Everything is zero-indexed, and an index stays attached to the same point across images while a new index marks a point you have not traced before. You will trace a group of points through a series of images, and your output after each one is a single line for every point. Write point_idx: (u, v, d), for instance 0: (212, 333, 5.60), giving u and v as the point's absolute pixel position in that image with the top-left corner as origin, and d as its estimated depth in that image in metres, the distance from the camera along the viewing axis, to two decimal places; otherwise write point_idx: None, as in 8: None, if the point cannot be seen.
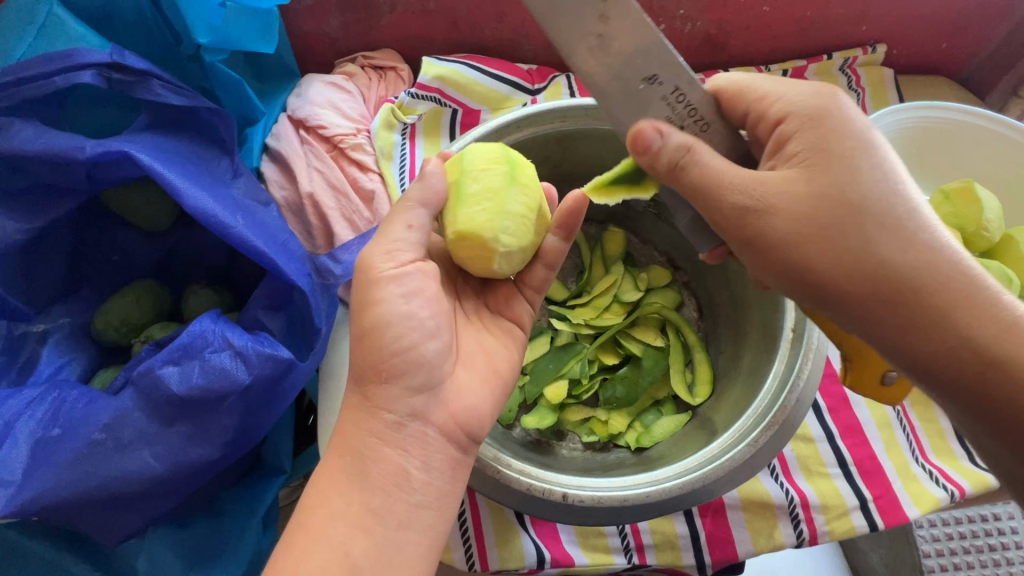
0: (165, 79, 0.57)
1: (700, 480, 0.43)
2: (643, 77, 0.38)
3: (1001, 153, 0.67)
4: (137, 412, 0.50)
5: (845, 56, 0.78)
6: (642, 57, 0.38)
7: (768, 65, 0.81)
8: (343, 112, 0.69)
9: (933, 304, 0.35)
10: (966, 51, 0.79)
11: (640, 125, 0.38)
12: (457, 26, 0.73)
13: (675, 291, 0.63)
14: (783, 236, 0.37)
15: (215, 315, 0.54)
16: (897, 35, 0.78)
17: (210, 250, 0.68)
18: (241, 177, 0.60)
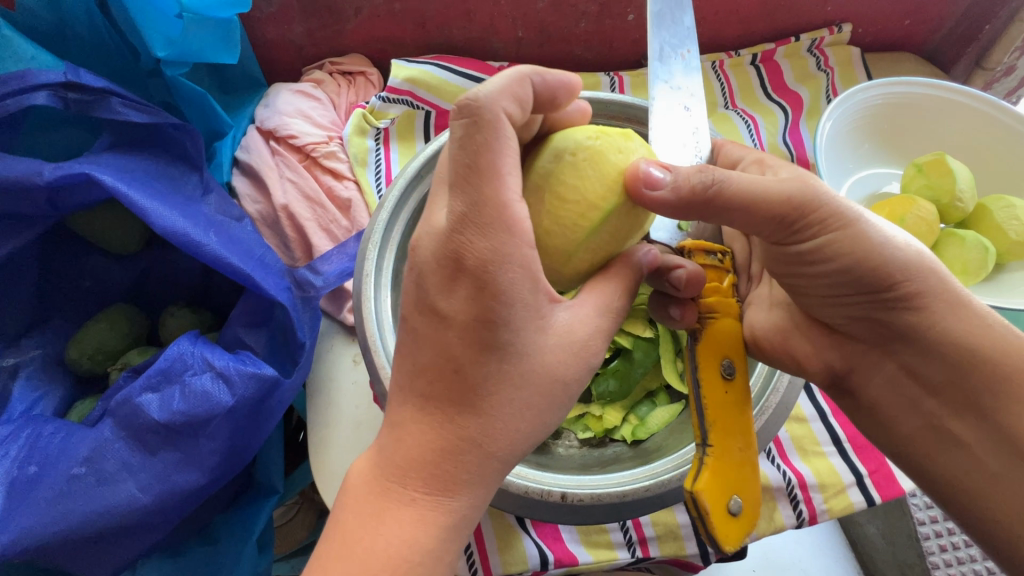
0: (125, 97, 0.54)
1: None
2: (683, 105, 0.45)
3: (972, 125, 0.68)
4: (118, 442, 0.48)
5: (812, 37, 0.79)
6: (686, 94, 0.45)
7: (738, 50, 0.81)
8: (313, 120, 0.67)
9: (942, 308, 0.39)
10: (928, 27, 0.81)
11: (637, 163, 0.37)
12: (425, 27, 0.72)
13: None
14: (845, 228, 0.38)
15: (195, 337, 0.53)
16: (860, 13, 0.79)
17: (186, 269, 0.66)
18: (213, 193, 0.58)
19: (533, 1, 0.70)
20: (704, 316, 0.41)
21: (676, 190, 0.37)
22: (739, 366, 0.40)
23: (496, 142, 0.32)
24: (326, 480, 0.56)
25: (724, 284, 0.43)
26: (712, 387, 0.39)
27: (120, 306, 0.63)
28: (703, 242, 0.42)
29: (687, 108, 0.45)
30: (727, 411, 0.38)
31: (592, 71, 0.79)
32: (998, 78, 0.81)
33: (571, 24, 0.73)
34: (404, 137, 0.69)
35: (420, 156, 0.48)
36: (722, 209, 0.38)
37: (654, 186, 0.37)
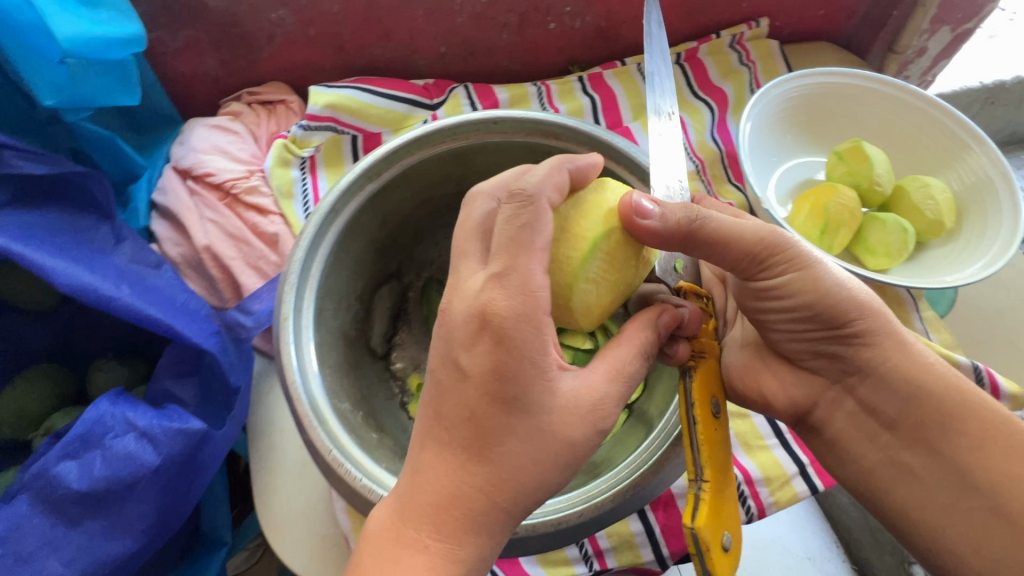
0: (19, 148, 0.51)
1: (631, 487, 0.42)
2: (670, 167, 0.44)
3: (887, 113, 0.71)
4: (36, 518, 0.45)
5: (733, 33, 0.80)
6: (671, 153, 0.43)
7: None
8: (231, 154, 0.65)
9: (896, 352, 0.41)
10: (841, 15, 0.83)
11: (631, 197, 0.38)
12: (344, 50, 0.70)
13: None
14: (812, 265, 0.40)
15: (116, 396, 0.50)
16: (776, 7, 0.81)
17: (112, 320, 0.63)
18: (126, 241, 0.56)
19: (452, 17, 0.69)
20: (694, 353, 0.41)
21: (665, 224, 0.38)
22: (724, 404, 0.40)
23: (538, 221, 0.35)
24: (273, 527, 0.54)
25: (708, 325, 0.44)
26: (708, 424, 0.38)
27: (37, 368, 0.60)
28: (696, 284, 0.44)
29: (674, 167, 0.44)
30: (719, 448, 0.38)
31: (521, 80, 0.79)
32: (912, 60, 0.84)
33: (492, 36, 0.73)
34: (331, 163, 0.68)
35: (335, 188, 0.47)
36: (701, 248, 0.39)
37: (643, 217, 0.38)
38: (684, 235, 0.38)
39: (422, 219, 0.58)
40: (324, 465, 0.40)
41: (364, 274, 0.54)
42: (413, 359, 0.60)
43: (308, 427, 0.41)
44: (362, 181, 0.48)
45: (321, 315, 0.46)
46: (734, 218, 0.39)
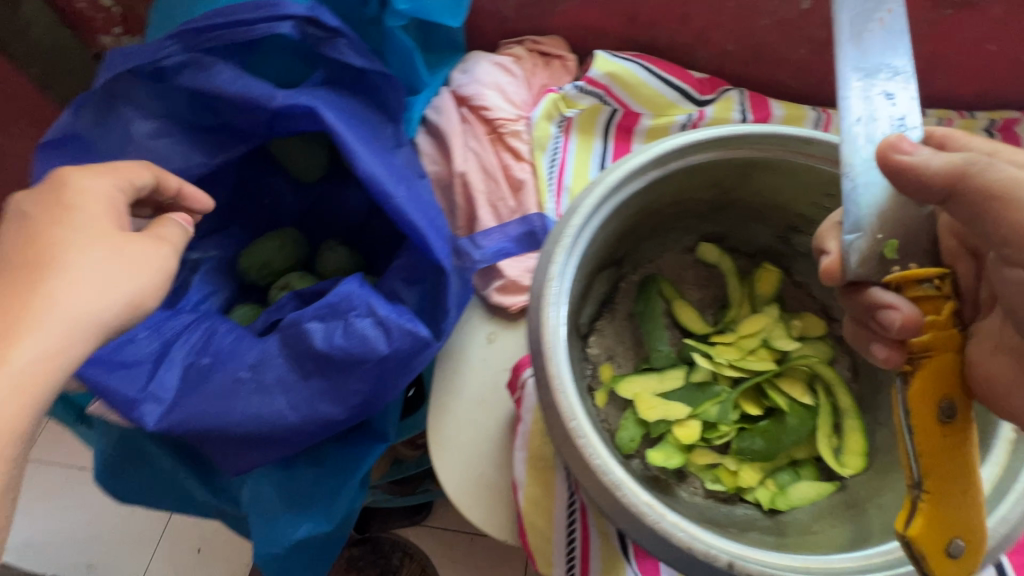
0: (350, 40, 0.58)
1: None
2: (886, 91, 0.41)
3: None
4: (279, 358, 0.53)
5: (994, 117, 0.69)
6: (884, 68, 0.41)
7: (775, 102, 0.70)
8: (508, 96, 0.66)
9: None
10: None
11: (895, 136, 0.37)
12: (635, 23, 0.70)
13: (830, 344, 0.56)
14: None
15: (53, 141, 0.52)
16: None
17: (349, 209, 0.72)
18: (403, 148, 0.59)
19: (757, 17, 0.67)
20: (914, 357, 0.38)
21: (923, 164, 0.36)
22: (962, 409, 0.37)
23: (1004, 173, 0.34)
24: (442, 451, 0.58)
25: (944, 314, 0.38)
26: (928, 431, 0.36)
27: (262, 221, 0.71)
28: (914, 271, 0.38)
29: (889, 94, 0.40)
30: (945, 455, 0.36)
31: (792, 99, 0.73)
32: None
33: (787, 48, 0.69)
34: (584, 130, 0.68)
35: (626, 165, 0.47)
36: (973, 210, 0.36)
37: (904, 152, 0.37)
38: (945, 189, 0.36)
39: (665, 219, 0.57)
40: (561, 431, 0.39)
41: (600, 253, 0.54)
42: (608, 349, 0.59)
43: (543, 353, 0.41)
44: (650, 166, 0.47)
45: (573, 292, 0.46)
46: (950, 159, 0.36)
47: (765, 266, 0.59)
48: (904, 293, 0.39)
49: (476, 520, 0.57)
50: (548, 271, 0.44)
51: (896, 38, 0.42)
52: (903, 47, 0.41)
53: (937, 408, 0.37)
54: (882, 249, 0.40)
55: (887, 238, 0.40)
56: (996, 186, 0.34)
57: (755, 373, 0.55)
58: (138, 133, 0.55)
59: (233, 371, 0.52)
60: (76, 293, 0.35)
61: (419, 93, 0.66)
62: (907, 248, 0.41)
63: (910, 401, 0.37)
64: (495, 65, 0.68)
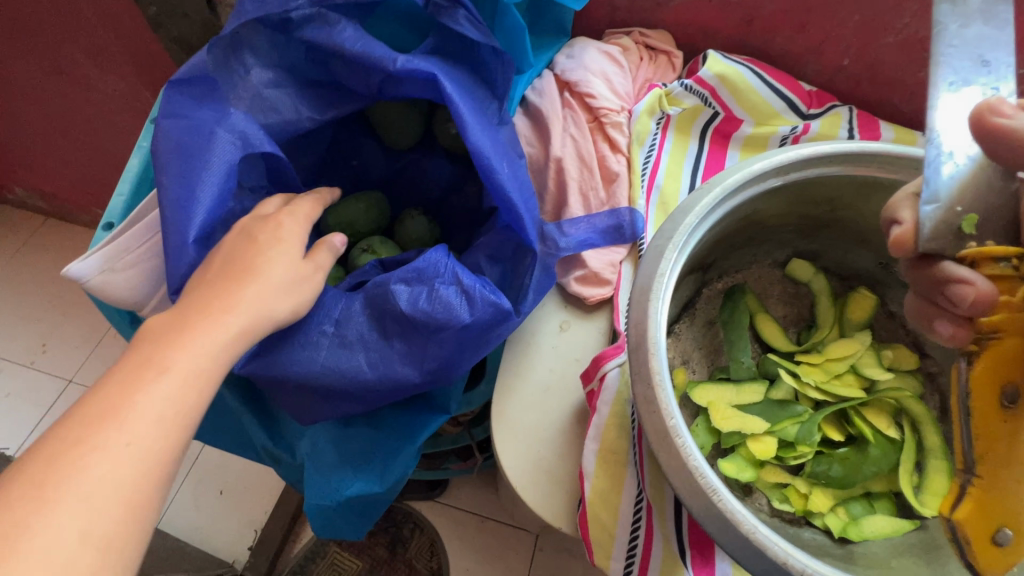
0: (470, 12, 0.58)
1: None
2: (983, 56, 0.37)
3: None
4: (366, 317, 0.54)
5: None
6: (979, 31, 0.37)
7: (882, 124, 0.68)
8: (612, 85, 0.65)
9: None
10: None
11: (989, 104, 0.34)
12: (749, 26, 0.68)
13: (920, 379, 0.54)
14: None
15: (181, 80, 0.54)
16: None
17: (434, 181, 0.72)
18: (506, 126, 0.60)
19: (882, 34, 0.64)
20: (982, 337, 0.38)
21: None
22: None
23: None
24: (505, 430, 0.59)
25: (1018, 295, 0.36)
26: (986, 417, 0.37)
27: (348, 183, 0.72)
28: (990, 248, 0.36)
29: (985, 59, 0.37)
30: (1005, 442, 0.36)
31: (901, 123, 0.70)
32: None
33: (909, 69, 0.66)
34: (682, 129, 0.67)
35: (748, 169, 0.46)
36: None
37: (1001, 120, 0.33)
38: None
39: (764, 230, 0.56)
40: (657, 426, 0.39)
41: (696, 257, 0.53)
42: (684, 352, 0.58)
43: (643, 346, 0.41)
44: (770, 174, 0.46)
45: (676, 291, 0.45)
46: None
47: (860, 291, 0.57)
48: (977, 269, 0.38)
49: (531, 503, 0.57)
50: (657, 268, 0.43)
51: (998, 0, 0.38)
52: (1005, 12, 0.37)
53: (999, 393, 0.37)
54: (959, 224, 0.37)
55: (968, 212, 0.36)
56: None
57: (838, 398, 0.54)
58: (255, 80, 0.56)
59: (316, 325, 0.53)
60: (285, 293, 0.48)
61: (522, 74, 0.66)
62: (988, 223, 0.37)
63: (971, 384, 0.38)
64: (603, 53, 0.67)
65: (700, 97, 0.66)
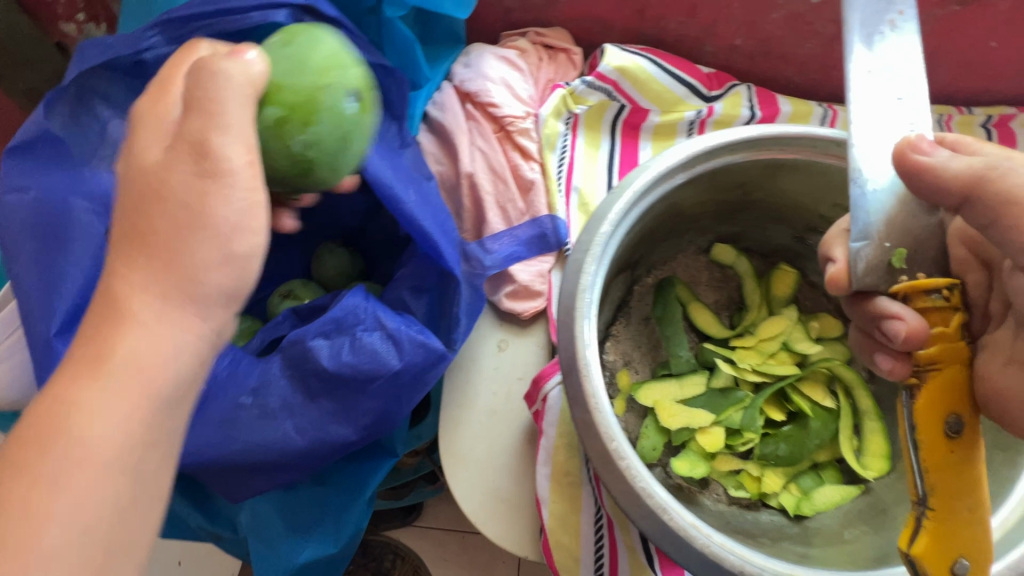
0: (351, 30, 0.55)
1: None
2: (897, 95, 0.39)
3: None
4: (284, 379, 0.49)
5: (990, 113, 0.71)
6: (892, 72, 0.39)
7: (780, 97, 0.69)
8: (514, 92, 0.63)
9: None
10: None
11: (910, 140, 0.37)
12: (642, 15, 0.68)
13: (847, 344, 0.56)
14: None
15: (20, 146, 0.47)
16: None
17: (349, 208, 0.68)
18: (410, 147, 0.57)
19: (768, 10, 0.65)
20: (920, 370, 0.37)
21: (940, 168, 0.36)
22: (969, 425, 0.35)
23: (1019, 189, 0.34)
24: (457, 464, 0.56)
25: (952, 327, 0.36)
26: (934, 449, 0.35)
27: None
28: (925, 281, 0.36)
29: (901, 97, 0.39)
30: (952, 473, 0.35)
31: (798, 95, 0.72)
32: None
33: (797, 42, 0.68)
34: (592, 128, 0.66)
35: (653, 168, 0.45)
36: (990, 217, 0.36)
37: (922, 157, 0.36)
38: (960, 194, 0.36)
39: (683, 221, 0.56)
40: (601, 452, 0.38)
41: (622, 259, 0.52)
42: (625, 354, 0.57)
43: (575, 368, 0.40)
44: (678, 169, 0.46)
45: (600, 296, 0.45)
46: (967, 165, 0.36)
47: (781, 266, 0.59)
48: (910, 302, 0.37)
49: (494, 536, 0.55)
50: (579, 282, 0.42)
51: (906, 42, 0.40)
52: (914, 57, 0.40)
53: (943, 423, 0.36)
54: (890, 259, 0.38)
55: (895, 247, 0.38)
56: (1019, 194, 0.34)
57: (776, 377, 0.54)
58: (116, 135, 0.50)
59: (231, 398, 0.48)
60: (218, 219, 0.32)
61: (420, 88, 0.63)
62: (915, 257, 0.38)
63: (916, 415, 0.36)
64: (500, 58, 0.64)
65: (604, 91, 0.65)
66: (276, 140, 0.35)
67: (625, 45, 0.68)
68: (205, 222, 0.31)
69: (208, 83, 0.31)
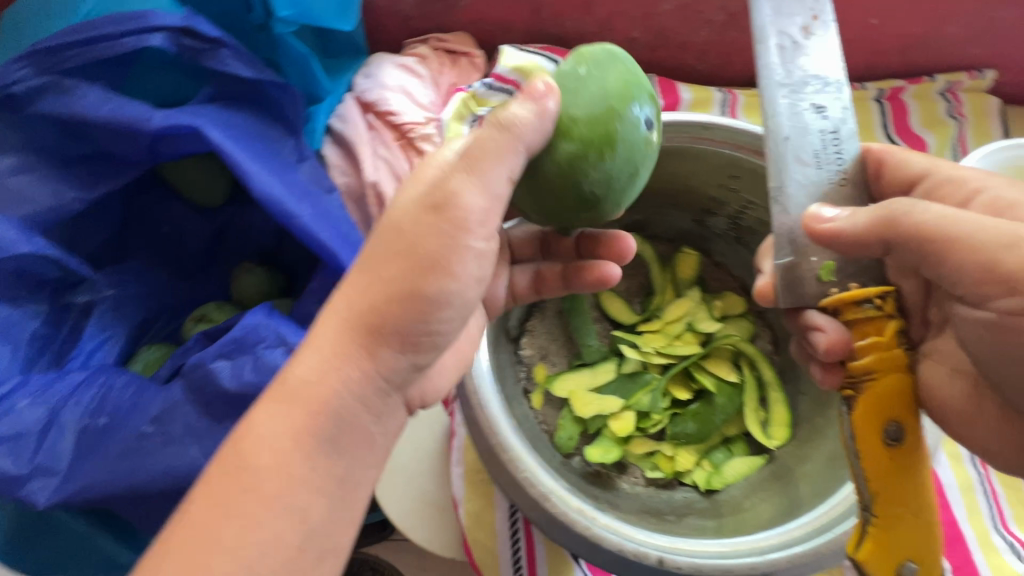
0: (236, 50, 0.54)
1: (815, 556, 0.35)
2: (815, 104, 0.39)
3: None
4: (188, 404, 0.49)
5: (879, 88, 0.74)
6: (811, 81, 0.40)
7: (681, 85, 0.71)
8: (414, 98, 0.64)
9: None
10: (1000, 56, 0.73)
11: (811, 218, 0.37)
12: (539, 15, 0.69)
13: (750, 320, 0.58)
14: None
15: None
16: (944, 62, 0.74)
17: (263, 227, 0.67)
18: (308, 161, 0.56)
19: (658, 2, 0.67)
20: (855, 380, 0.36)
21: (850, 231, 0.36)
22: (908, 431, 0.35)
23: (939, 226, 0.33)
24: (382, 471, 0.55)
25: (886, 334, 0.36)
26: (874, 456, 0.35)
27: (164, 250, 0.65)
28: (851, 294, 0.37)
29: (819, 107, 0.39)
30: (894, 478, 0.34)
31: (701, 82, 0.75)
32: (963, 130, 0.73)
33: (691, 31, 0.70)
34: None
35: None
36: (920, 256, 0.35)
37: (825, 225, 0.37)
38: (880, 243, 0.36)
39: None
40: (486, 447, 0.39)
41: None
42: (541, 348, 0.57)
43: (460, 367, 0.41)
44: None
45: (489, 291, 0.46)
46: (870, 216, 0.36)
47: (684, 250, 0.60)
48: (842, 314, 0.38)
49: (422, 539, 0.54)
50: None
51: (828, 53, 0.41)
52: (832, 68, 0.40)
53: (882, 430, 0.35)
54: (820, 272, 0.39)
55: (822, 261, 0.39)
56: (931, 226, 0.34)
57: (681, 358, 0.56)
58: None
59: (133, 428, 0.48)
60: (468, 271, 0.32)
61: (321, 102, 0.64)
62: (845, 268, 0.39)
63: (855, 425, 0.36)
64: (399, 67, 0.65)
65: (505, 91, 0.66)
66: (570, 172, 0.32)
67: (525, 45, 0.70)
68: (453, 269, 0.31)
69: (499, 139, 0.31)
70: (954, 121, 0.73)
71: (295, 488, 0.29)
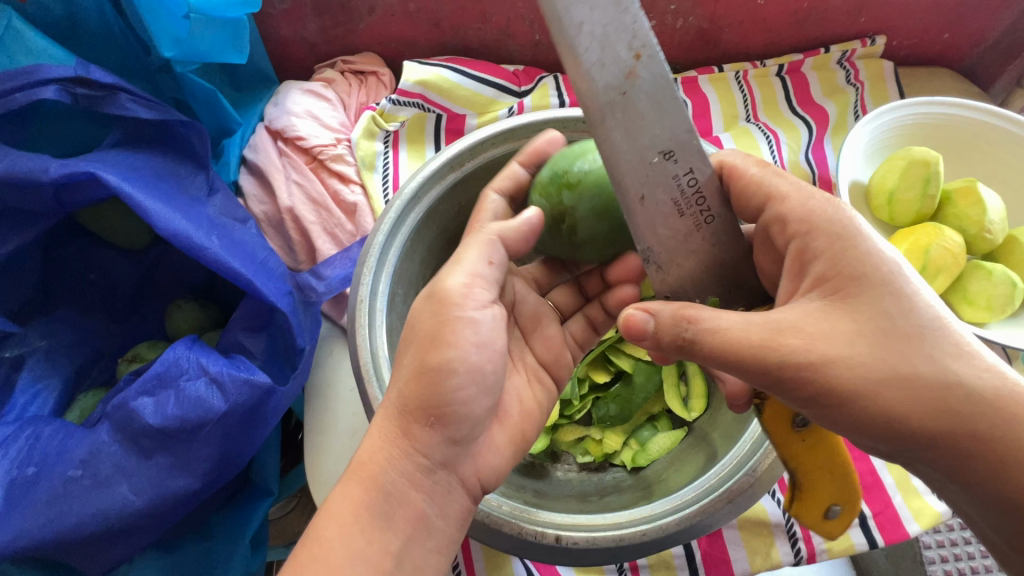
0: (133, 93, 0.55)
1: (696, 514, 0.40)
2: (660, 152, 0.35)
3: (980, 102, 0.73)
4: (114, 445, 0.49)
5: (779, 63, 0.77)
6: (657, 132, 0.35)
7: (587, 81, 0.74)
8: (322, 121, 0.66)
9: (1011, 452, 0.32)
10: (889, 20, 0.76)
11: (627, 315, 0.37)
12: (440, 28, 0.71)
13: None
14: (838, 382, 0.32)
15: None
16: (837, 33, 0.77)
17: (193, 263, 0.68)
18: (217, 194, 0.58)
19: None
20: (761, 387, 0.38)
21: (659, 335, 0.36)
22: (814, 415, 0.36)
23: (713, 345, 0.34)
24: (319, 488, 0.55)
25: None
26: (788, 444, 0.37)
27: (94, 296, 0.66)
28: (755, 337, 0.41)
29: (664, 152, 0.36)
30: (811, 454, 0.37)
31: None
32: (862, 95, 0.76)
33: None
34: (413, 140, 0.68)
35: (420, 174, 0.48)
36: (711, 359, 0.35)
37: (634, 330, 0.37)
38: (677, 344, 0.36)
39: None
40: None
41: (433, 263, 0.55)
42: None
43: (364, 377, 0.44)
44: (446, 170, 0.49)
45: (392, 300, 0.48)
46: (674, 318, 0.35)
47: None
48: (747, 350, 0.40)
49: None
50: (359, 294, 0.45)
51: (663, 86, 0.35)
52: (676, 104, 0.35)
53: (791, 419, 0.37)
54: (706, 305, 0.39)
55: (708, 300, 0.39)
56: (715, 347, 0.34)
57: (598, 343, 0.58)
58: None
59: (61, 474, 0.48)
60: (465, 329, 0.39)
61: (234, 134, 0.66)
62: (730, 296, 0.40)
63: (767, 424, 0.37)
64: (306, 92, 0.68)
65: (411, 102, 0.68)
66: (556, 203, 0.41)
67: (428, 58, 0.72)
68: (449, 339, 0.37)
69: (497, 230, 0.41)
70: (853, 87, 0.76)
71: (339, 531, 0.34)
